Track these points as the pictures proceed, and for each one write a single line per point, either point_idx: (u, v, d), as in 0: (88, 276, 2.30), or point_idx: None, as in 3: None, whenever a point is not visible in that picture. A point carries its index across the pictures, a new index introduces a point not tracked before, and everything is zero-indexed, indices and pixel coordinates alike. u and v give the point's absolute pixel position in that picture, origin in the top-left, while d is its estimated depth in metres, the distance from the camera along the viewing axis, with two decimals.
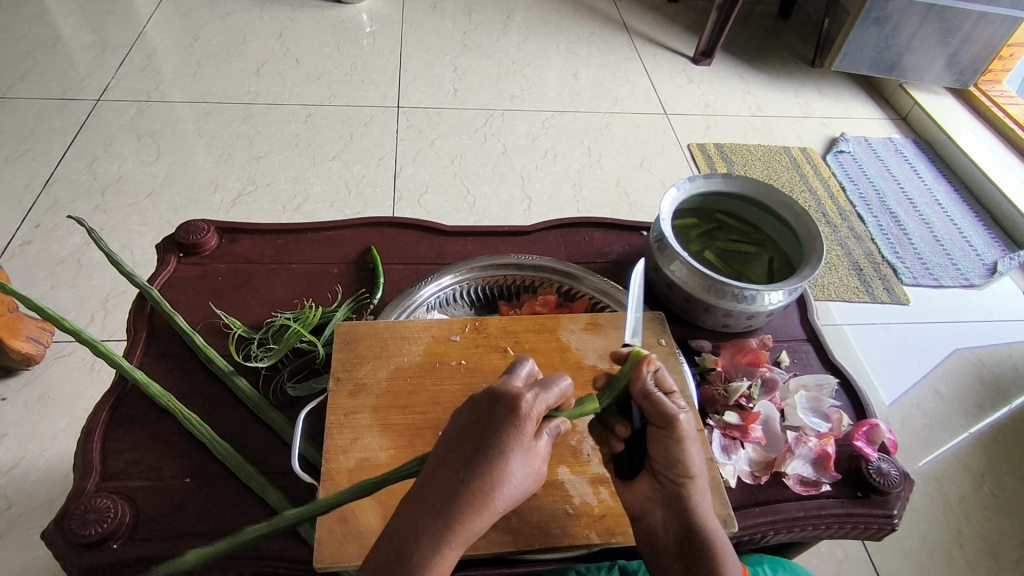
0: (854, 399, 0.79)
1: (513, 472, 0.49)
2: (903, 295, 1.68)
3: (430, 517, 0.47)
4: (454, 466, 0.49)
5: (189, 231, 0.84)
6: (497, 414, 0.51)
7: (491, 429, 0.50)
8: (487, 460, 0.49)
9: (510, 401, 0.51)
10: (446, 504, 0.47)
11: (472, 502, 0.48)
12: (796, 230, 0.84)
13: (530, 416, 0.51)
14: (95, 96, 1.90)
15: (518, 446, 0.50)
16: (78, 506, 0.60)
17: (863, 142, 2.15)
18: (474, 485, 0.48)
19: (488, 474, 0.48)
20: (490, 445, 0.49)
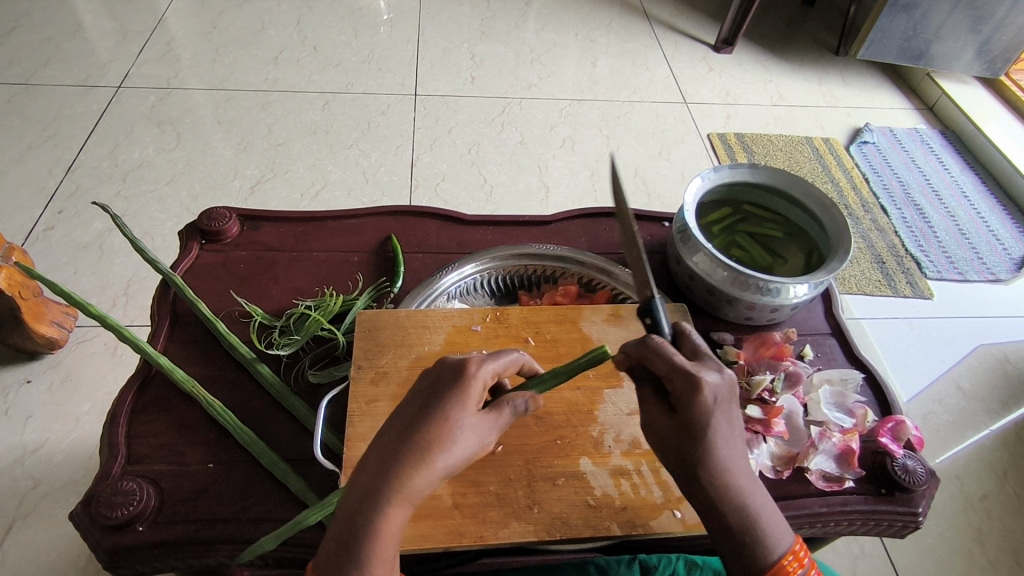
0: (880, 395, 0.78)
1: (457, 435, 0.47)
2: (927, 289, 1.65)
3: (366, 482, 0.46)
4: (392, 433, 0.48)
5: (211, 218, 0.84)
6: (445, 383, 0.49)
7: (434, 398, 0.49)
8: (427, 422, 0.47)
9: (455, 366, 0.50)
10: (381, 469, 0.46)
11: (406, 461, 0.46)
12: (824, 223, 0.83)
13: (474, 380, 0.50)
14: (116, 83, 1.92)
15: (462, 409, 0.48)
16: (105, 488, 0.61)
17: (888, 133, 2.11)
18: (414, 447, 0.46)
19: (427, 436, 0.46)
20: (433, 410, 0.48)
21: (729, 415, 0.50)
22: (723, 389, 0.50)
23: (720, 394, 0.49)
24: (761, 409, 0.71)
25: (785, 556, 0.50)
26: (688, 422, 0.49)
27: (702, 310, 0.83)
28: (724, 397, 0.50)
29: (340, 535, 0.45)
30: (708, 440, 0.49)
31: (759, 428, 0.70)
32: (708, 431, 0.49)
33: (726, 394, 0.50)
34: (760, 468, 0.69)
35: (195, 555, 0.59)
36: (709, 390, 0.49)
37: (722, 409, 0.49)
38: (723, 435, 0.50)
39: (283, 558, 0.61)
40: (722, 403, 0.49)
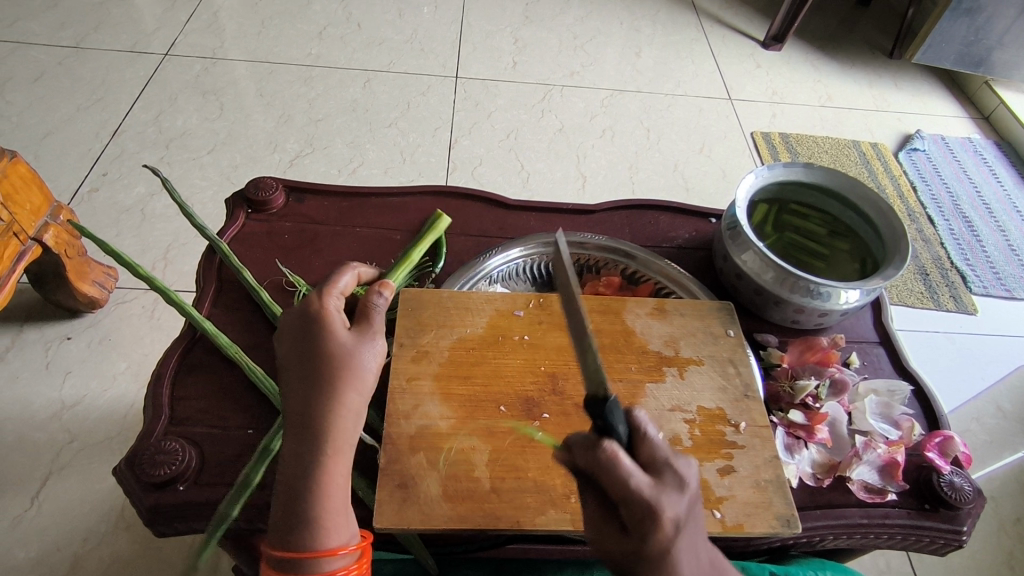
0: (927, 408, 0.75)
1: (352, 367, 0.55)
2: (971, 304, 1.60)
3: (298, 444, 0.53)
4: (297, 392, 0.55)
5: (258, 188, 0.85)
6: (314, 348, 0.56)
7: (314, 347, 0.56)
8: (325, 385, 0.54)
9: (316, 319, 0.58)
10: (307, 429, 0.53)
11: (328, 409, 0.54)
12: (879, 228, 0.80)
13: (331, 320, 0.58)
14: (162, 51, 1.94)
15: (342, 343, 0.56)
16: (149, 447, 0.62)
17: (939, 140, 2.04)
18: (329, 404, 0.54)
19: (331, 393, 0.54)
20: (323, 375, 0.55)
21: (692, 529, 0.42)
22: (687, 505, 0.41)
23: (682, 520, 0.40)
24: (804, 415, 0.70)
25: None
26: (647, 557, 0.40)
27: (747, 310, 0.81)
28: (685, 519, 0.41)
29: (290, 498, 0.51)
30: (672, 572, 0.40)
31: (802, 434, 0.69)
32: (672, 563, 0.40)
33: (688, 513, 0.41)
34: (800, 474, 0.67)
35: (233, 518, 0.61)
36: (670, 519, 0.39)
37: (685, 530, 0.41)
38: (687, 557, 0.41)
39: None
40: (682, 527, 0.40)
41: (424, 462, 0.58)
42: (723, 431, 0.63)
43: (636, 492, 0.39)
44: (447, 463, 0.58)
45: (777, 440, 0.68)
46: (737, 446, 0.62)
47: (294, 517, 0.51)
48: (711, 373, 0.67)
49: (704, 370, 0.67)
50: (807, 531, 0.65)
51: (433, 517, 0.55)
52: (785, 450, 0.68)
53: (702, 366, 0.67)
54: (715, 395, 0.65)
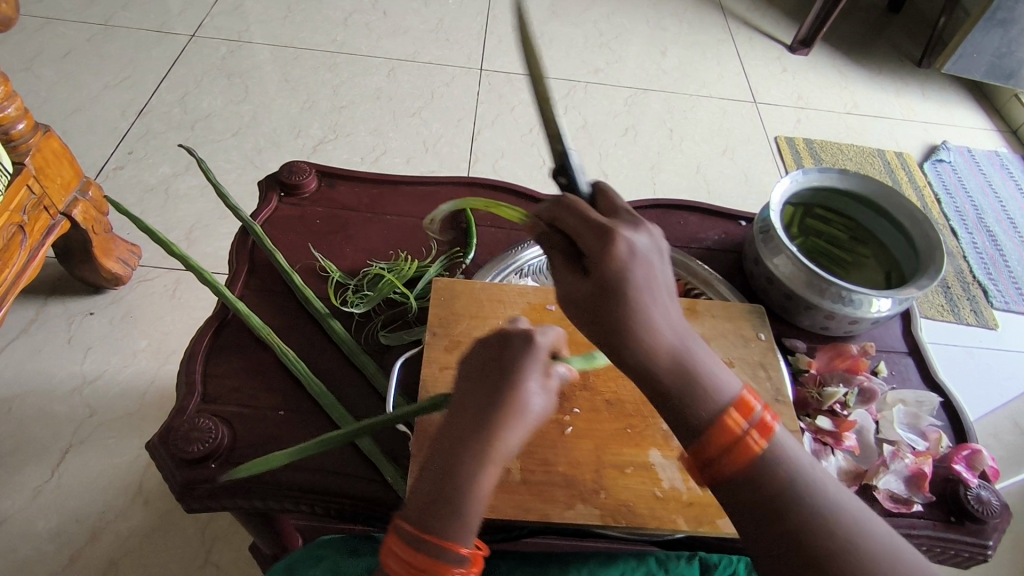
0: (955, 420, 0.75)
1: (533, 390, 0.47)
2: (991, 319, 1.59)
3: (462, 447, 0.45)
4: (477, 394, 0.47)
5: (291, 171, 0.86)
6: (504, 343, 0.49)
7: (509, 360, 0.48)
8: (505, 382, 0.46)
9: (521, 337, 0.49)
10: (475, 432, 0.45)
11: (502, 427, 0.45)
12: (913, 237, 0.80)
13: (537, 340, 0.49)
14: (189, 32, 1.95)
15: (536, 371, 0.48)
16: (182, 424, 0.63)
17: (966, 152, 2.02)
18: (506, 405, 0.46)
19: (513, 396, 0.46)
20: (507, 371, 0.47)
21: (656, 272, 0.45)
22: (647, 247, 0.45)
23: (643, 255, 0.45)
24: (831, 422, 0.70)
25: (731, 410, 0.46)
26: (608, 281, 0.44)
27: (776, 314, 0.81)
28: (647, 256, 0.45)
29: (434, 494, 0.44)
30: (631, 296, 0.44)
31: (829, 440, 0.68)
32: (630, 282, 0.44)
33: (649, 253, 0.45)
34: None
35: (261, 496, 0.61)
36: (623, 241, 0.44)
37: (647, 265, 0.45)
38: (645, 289, 0.44)
39: (344, 511, 0.62)
40: (643, 260, 0.45)
41: None
42: None
43: (595, 223, 0.45)
44: None
45: (805, 445, 0.68)
46: None
47: (431, 514, 0.44)
48: (741, 376, 0.67)
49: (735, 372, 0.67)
50: None
51: None
52: (812, 456, 0.67)
53: (732, 368, 0.67)
54: None
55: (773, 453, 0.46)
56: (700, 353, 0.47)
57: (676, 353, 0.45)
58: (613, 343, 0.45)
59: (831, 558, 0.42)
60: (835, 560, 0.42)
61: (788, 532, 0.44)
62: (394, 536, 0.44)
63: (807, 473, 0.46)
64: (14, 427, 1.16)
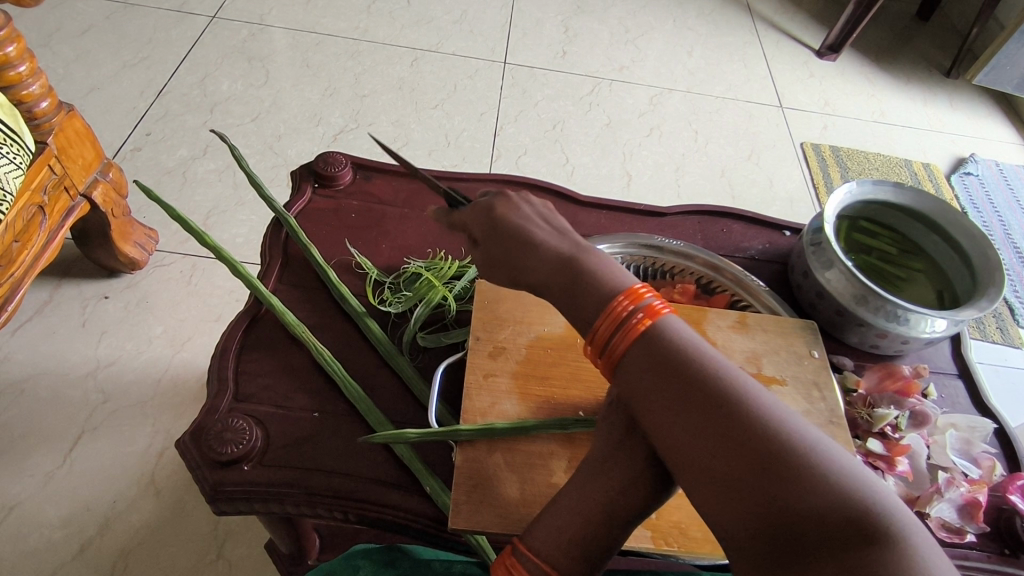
0: (1008, 447, 0.72)
1: None
2: (1018, 337, 1.56)
3: (611, 497, 0.50)
4: (630, 445, 0.50)
5: (327, 163, 0.83)
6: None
7: None
8: (657, 442, 0.49)
9: None
10: (627, 484, 0.49)
11: (652, 483, 0.50)
12: (968, 255, 0.77)
13: None
14: (210, 13, 1.92)
15: None
16: (215, 423, 0.60)
17: (994, 166, 1.99)
18: (650, 464, 0.50)
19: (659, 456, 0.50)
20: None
21: (530, 217, 0.57)
22: (521, 203, 0.58)
23: (516, 210, 0.57)
24: (883, 445, 0.67)
25: (619, 293, 0.49)
26: (490, 233, 0.57)
27: (823, 329, 0.78)
28: (522, 211, 0.57)
29: (575, 533, 0.49)
30: (511, 235, 0.56)
31: (880, 464, 0.66)
32: (504, 227, 0.56)
33: (522, 206, 0.57)
34: None
35: (293, 502, 0.59)
36: (494, 205, 0.58)
37: (521, 216, 0.56)
38: (518, 225, 0.56)
39: (379, 519, 0.60)
40: (512, 210, 0.57)
41: (502, 463, 0.56)
42: None
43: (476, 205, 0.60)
44: (525, 465, 0.56)
45: None
46: None
47: (567, 550, 0.49)
48: (794, 395, 0.64)
49: (787, 391, 0.64)
50: None
51: (511, 520, 0.53)
52: None
53: (784, 386, 0.64)
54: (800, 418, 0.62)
55: (659, 330, 0.47)
56: (601, 261, 0.52)
57: (566, 265, 0.52)
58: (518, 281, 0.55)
59: (732, 424, 0.40)
60: (748, 432, 0.40)
61: (698, 413, 0.42)
62: (512, 554, 0.49)
63: (705, 351, 0.45)
64: (27, 411, 1.14)
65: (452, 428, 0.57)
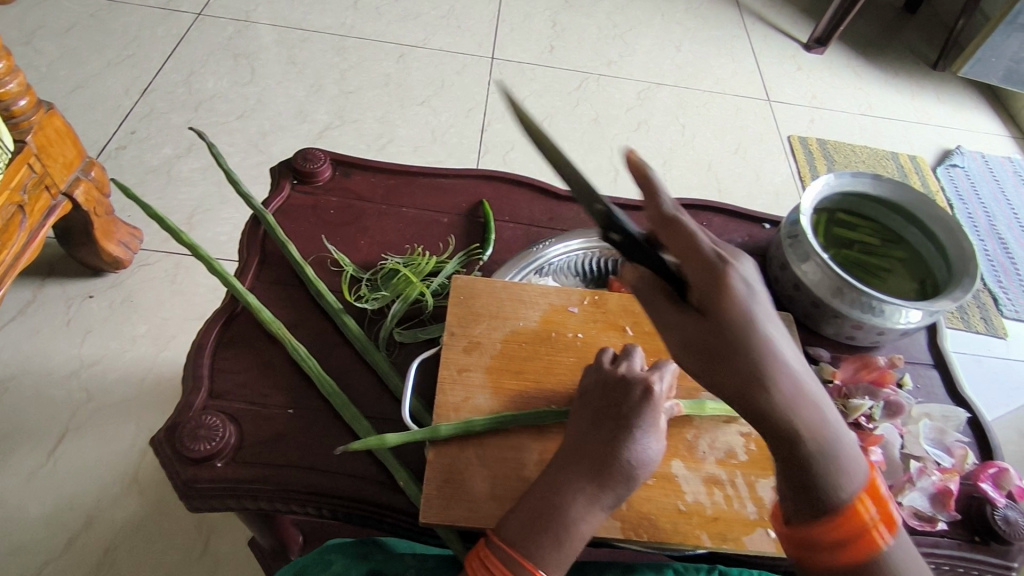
0: (980, 436, 0.73)
1: (647, 445, 0.51)
2: (1001, 327, 1.57)
3: (575, 489, 0.50)
4: (596, 439, 0.51)
5: (306, 159, 0.83)
6: (624, 388, 0.53)
7: (629, 409, 0.52)
8: (624, 431, 0.51)
9: (643, 385, 0.53)
10: (591, 475, 0.50)
11: (616, 474, 0.50)
12: (944, 246, 0.77)
13: (659, 390, 0.53)
14: (196, 10, 1.91)
15: (653, 425, 0.52)
16: (188, 420, 0.60)
17: (980, 158, 2.00)
18: (619, 454, 0.50)
19: (626, 445, 0.50)
20: (624, 419, 0.51)
21: (772, 318, 0.43)
22: (757, 284, 0.44)
23: (756, 296, 0.43)
24: (858, 435, 0.67)
25: (859, 500, 0.45)
26: (736, 322, 0.42)
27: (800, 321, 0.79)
28: (759, 295, 0.43)
29: (539, 522, 0.49)
30: (756, 344, 0.41)
31: None
32: (749, 324, 0.42)
33: (760, 290, 0.43)
34: None
35: (268, 498, 0.59)
36: (736, 277, 0.43)
37: (761, 307, 0.43)
38: (764, 325, 0.42)
39: (354, 514, 0.60)
40: (755, 297, 0.42)
41: (474, 457, 0.56)
42: None
43: (695, 241, 0.43)
44: (496, 459, 0.56)
45: None
46: None
47: (530, 540, 0.48)
48: None
49: None
50: None
51: (480, 514, 0.54)
52: None
53: None
54: None
55: (890, 550, 0.46)
56: (821, 401, 0.44)
57: (795, 397, 0.42)
58: (731, 381, 0.42)
59: None
60: None
61: None
62: (485, 547, 0.49)
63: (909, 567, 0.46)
64: (9, 411, 1.13)
65: (433, 427, 0.57)
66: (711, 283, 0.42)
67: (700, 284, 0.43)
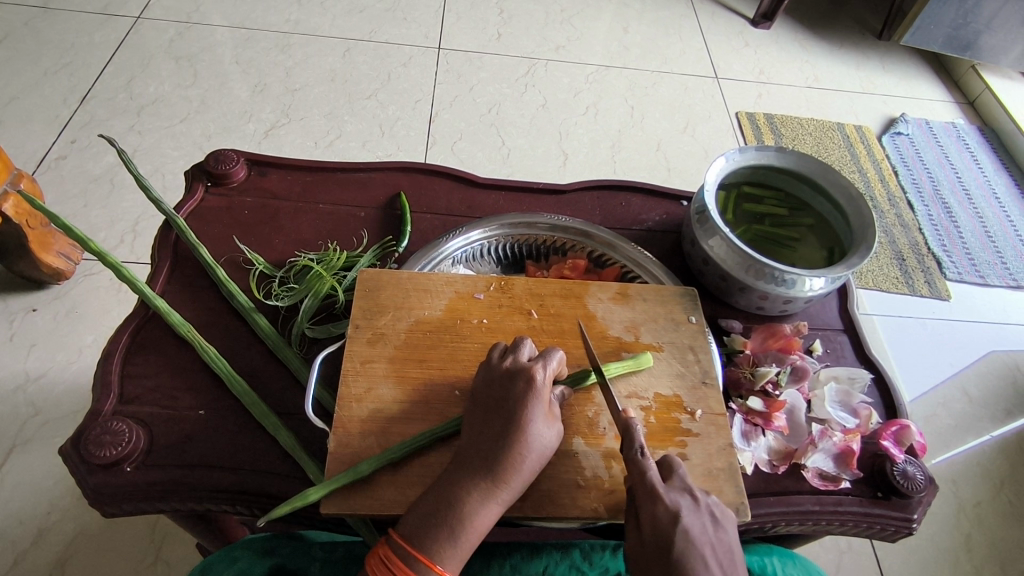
0: (886, 396, 0.76)
1: (535, 434, 0.54)
2: (945, 289, 1.60)
3: (470, 484, 0.53)
4: (489, 434, 0.55)
5: (218, 160, 0.82)
6: (510, 382, 0.56)
7: (513, 400, 0.55)
8: (513, 424, 0.54)
9: (526, 375, 0.56)
10: (484, 469, 0.53)
11: (507, 466, 0.53)
12: (848, 214, 0.79)
13: (540, 377, 0.56)
14: (134, 14, 1.87)
15: (540, 413, 0.55)
16: (95, 426, 0.61)
17: (924, 125, 2.03)
18: (508, 447, 0.53)
19: (515, 437, 0.54)
20: (511, 412, 0.55)
21: (713, 546, 0.51)
22: (705, 516, 0.52)
23: (696, 522, 0.52)
24: (763, 402, 0.70)
25: None
26: (667, 542, 0.50)
27: (712, 295, 0.81)
28: (705, 525, 0.52)
29: (433, 516, 0.52)
30: (686, 563, 0.49)
31: (759, 421, 0.69)
32: (679, 542, 0.50)
33: (708, 522, 0.52)
34: (755, 461, 0.68)
35: (176, 499, 0.60)
36: (670, 505, 0.51)
37: (698, 532, 0.51)
38: (694, 551, 0.50)
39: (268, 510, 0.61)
40: (696, 528, 0.51)
41: (375, 446, 0.57)
42: (678, 418, 0.62)
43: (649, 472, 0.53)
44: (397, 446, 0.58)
45: (734, 427, 0.69)
46: (691, 433, 0.61)
47: (425, 531, 0.51)
48: (670, 360, 0.66)
49: (663, 357, 0.66)
50: (759, 517, 0.65)
51: (381, 501, 0.55)
52: (742, 437, 0.68)
53: (661, 352, 0.66)
54: (673, 382, 0.64)
55: None
56: None
57: None
58: None
59: None
60: None
61: None
62: (384, 544, 0.51)
63: None
64: None
65: (354, 467, 0.55)
66: (651, 510, 0.52)
67: (645, 507, 0.52)
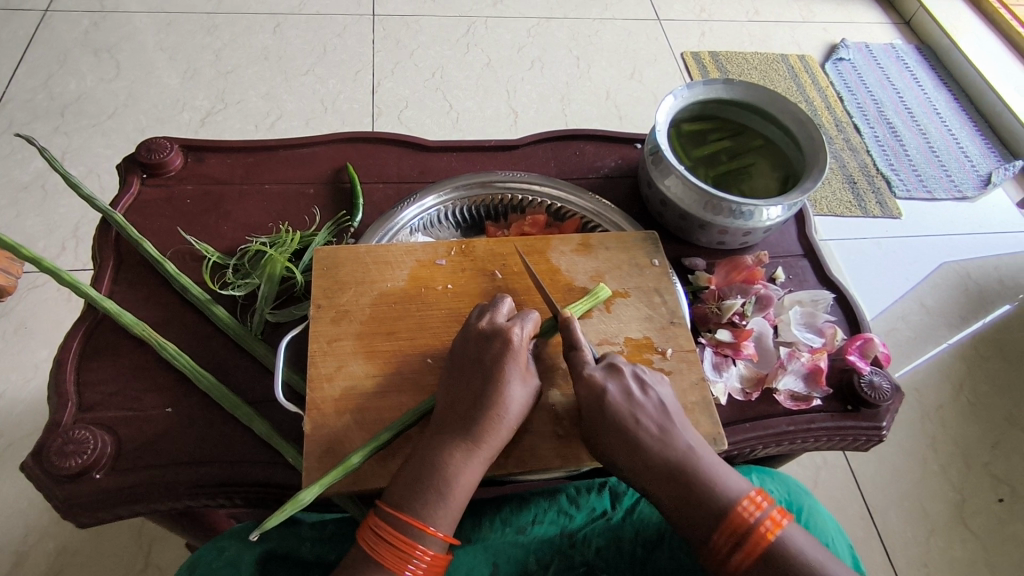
0: (848, 314, 0.78)
1: (513, 393, 0.54)
2: (896, 208, 1.64)
3: (447, 443, 0.53)
4: (467, 396, 0.55)
5: (150, 149, 0.78)
6: (485, 344, 0.56)
7: (491, 361, 0.55)
8: (490, 383, 0.54)
9: (501, 335, 0.56)
10: (462, 428, 0.53)
11: (487, 424, 0.53)
12: (799, 139, 0.80)
13: (517, 335, 0.56)
14: (41, 7, 1.74)
15: (516, 372, 0.55)
16: (56, 438, 0.58)
17: (864, 47, 2.05)
18: (488, 409, 0.53)
19: (493, 398, 0.54)
20: (488, 373, 0.55)
21: (643, 405, 0.55)
22: (631, 382, 0.56)
23: (623, 391, 0.55)
24: (731, 333, 0.71)
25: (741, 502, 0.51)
26: (597, 407, 0.54)
27: (674, 236, 0.81)
28: (631, 390, 0.55)
29: (416, 478, 0.52)
30: (618, 421, 0.54)
31: (728, 352, 0.70)
32: (610, 408, 0.54)
33: (636, 388, 0.56)
34: (729, 391, 0.69)
35: (153, 502, 0.58)
36: (601, 380, 0.55)
37: (631, 400, 0.55)
38: (626, 411, 0.54)
39: (250, 498, 0.60)
40: (622, 393, 0.55)
41: (352, 423, 0.57)
42: (650, 358, 0.63)
43: (584, 359, 0.57)
44: (374, 420, 0.57)
45: (705, 360, 0.70)
46: (664, 372, 0.62)
47: (409, 497, 0.51)
48: (637, 304, 0.66)
49: (631, 302, 0.66)
50: (737, 444, 0.67)
51: (362, 478, 0.55)
52: (713, 369, 0.70)
53: (628, 297, 0.66)
54: (642, 325, 0.65)
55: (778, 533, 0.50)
56: (683, 448, 0.53)
57: (656, 441, 0.54)
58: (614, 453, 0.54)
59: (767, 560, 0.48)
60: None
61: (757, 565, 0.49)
62: (375, 515, 0.51)
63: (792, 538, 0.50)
64: None
65: (345, 461, 0.54)
66: (585, 389, 0.55)
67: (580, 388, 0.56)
